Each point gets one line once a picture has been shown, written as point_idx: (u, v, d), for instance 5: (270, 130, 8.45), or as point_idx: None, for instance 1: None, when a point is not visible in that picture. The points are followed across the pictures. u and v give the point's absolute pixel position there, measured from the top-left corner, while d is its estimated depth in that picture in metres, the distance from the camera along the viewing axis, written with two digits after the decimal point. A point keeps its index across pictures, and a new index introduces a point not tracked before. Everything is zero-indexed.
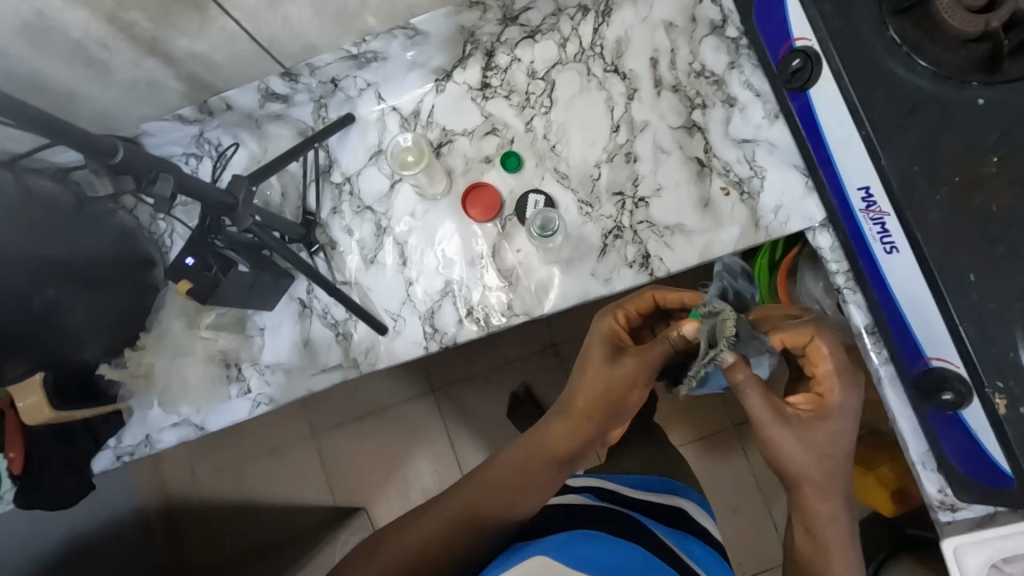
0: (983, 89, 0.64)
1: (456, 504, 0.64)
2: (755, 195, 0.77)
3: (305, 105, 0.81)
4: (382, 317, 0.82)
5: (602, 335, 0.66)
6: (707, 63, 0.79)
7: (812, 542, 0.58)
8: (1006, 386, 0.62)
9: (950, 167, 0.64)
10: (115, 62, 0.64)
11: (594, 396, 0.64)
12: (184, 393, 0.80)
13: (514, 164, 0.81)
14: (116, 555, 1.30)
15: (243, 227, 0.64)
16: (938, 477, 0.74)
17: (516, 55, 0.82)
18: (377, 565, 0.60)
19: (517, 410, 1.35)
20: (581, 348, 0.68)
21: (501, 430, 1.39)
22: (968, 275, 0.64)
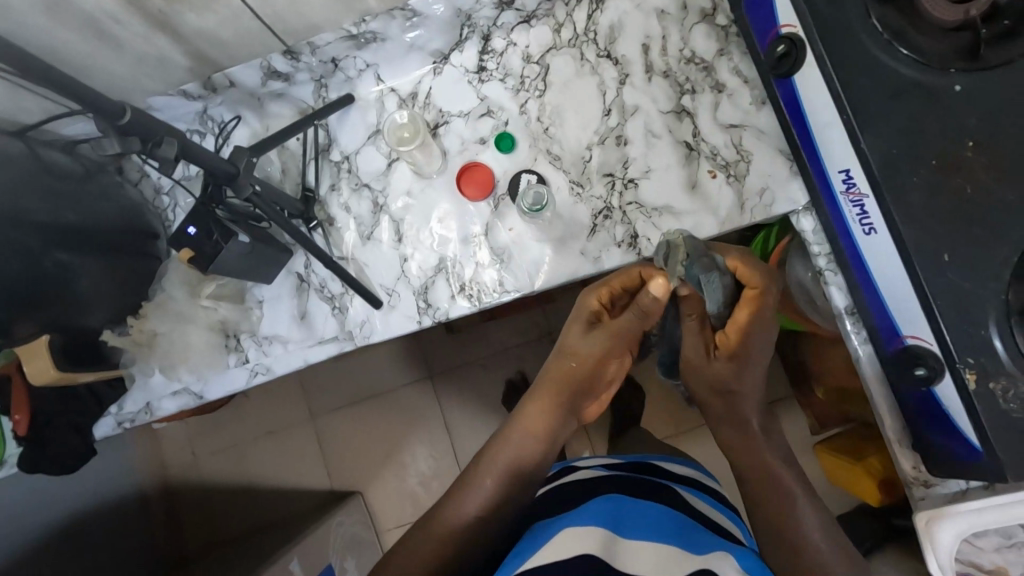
0: (962, 75, 0.65)
1: (480, 484, 0.68)
2: (742, 178, 0.80)
3: (306, 84, 0.84)
4: (378, 292, 0.84)
5: (582, 314, 0.75)
6: (698, 50, 0.82)
7: (752, 455, 0.73)
8: (977, 362, 0.64)
9: (929, 150, 0.66)
10: (125, 35, 0.67)
11: (575, 368, 0.73)
12: (184, 358, 0.82)
13: (508, 145, 0.84)
14: (116, 527, 1.32)
15: (244, 196, 0.66)
16: (914, 453, 0.77)
17: (511, 40, 0.84)
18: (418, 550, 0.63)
19: (512, 396, 1.38)
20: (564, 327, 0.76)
21: (495, 415, 1.42)
22: (943, 256, 0.65)
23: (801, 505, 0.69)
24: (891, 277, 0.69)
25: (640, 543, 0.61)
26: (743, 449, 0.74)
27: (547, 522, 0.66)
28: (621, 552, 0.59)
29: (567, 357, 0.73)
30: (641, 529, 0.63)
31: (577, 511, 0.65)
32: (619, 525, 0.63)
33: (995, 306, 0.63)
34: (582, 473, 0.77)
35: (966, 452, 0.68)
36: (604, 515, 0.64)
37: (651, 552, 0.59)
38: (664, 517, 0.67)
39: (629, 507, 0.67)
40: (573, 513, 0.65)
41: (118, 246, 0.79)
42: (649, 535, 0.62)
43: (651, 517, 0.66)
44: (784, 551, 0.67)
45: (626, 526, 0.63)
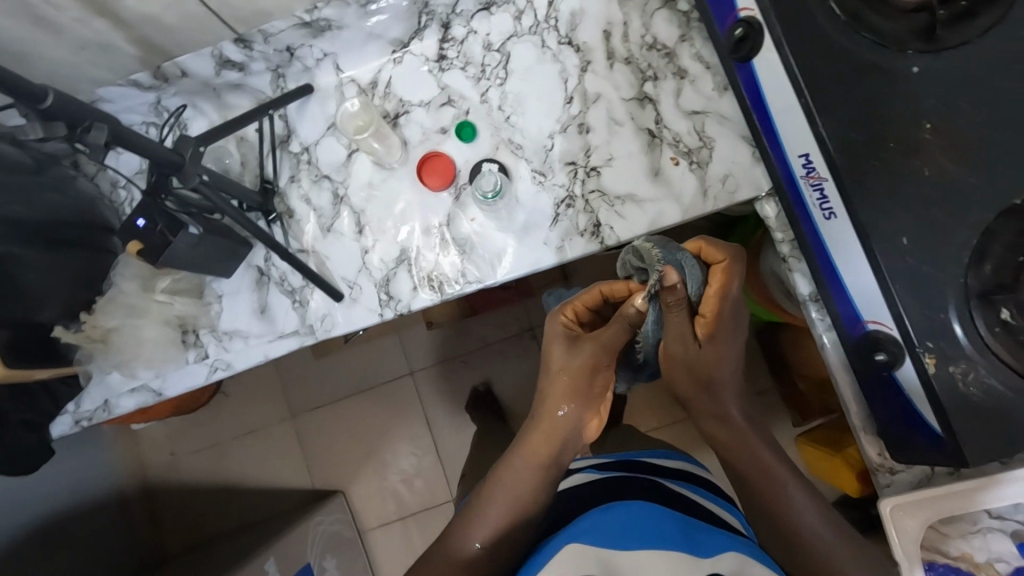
0: (919, 57, 0.65)
1: (490, 519, 0.69)
2: (704, 164, 0.79)
3: (263, 75, 0.83)
4: (339, 284, 0.83)
5: (558, 333, 0.71)
6: (659, 36, 0.81)
7: (739, 448, 0.71)
8: (936, 346, 0.63)
9: (886, 133, 0.65)
10: (63, 21, 0.65)
11: (567, 389, 0.69)
12: (138, 354, 0.79)
13: (469, 134, 0.83)
14: (96, 526, 1.30)
15: (191, 185, 0.65)
16: (878, 440, 0.76)
17: (471, 27, 0.83)
18: None
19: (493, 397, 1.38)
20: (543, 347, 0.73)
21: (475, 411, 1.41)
22: (901, 240, 0.64)
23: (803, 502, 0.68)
24: (852, 262, 0.68)
25: (640, 553, 0.59)
26: (733, 444, 0.71)
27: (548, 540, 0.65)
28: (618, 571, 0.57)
29: (556, 381, 0.70)
30: (639, 535, 0.61)
31: (574, 528, 0.64)
32: (617, 538, 0.61)
33: (954, 288, 0.63)
34: (574, 481, 0.77)
35: (927, 437, 0.67)
36: (598, 530, 0.62)
37: (651, 562, 0.58)
38: (664, 516, 0.65)
39: (626, 512, 0.65)
40: (569, 531, 0.64)
41: (63, 237, 0.78)
42: (649, 541, 0.61)
43: (649, 519, 0.64)
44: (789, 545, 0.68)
45: (624, 535, 0.62)
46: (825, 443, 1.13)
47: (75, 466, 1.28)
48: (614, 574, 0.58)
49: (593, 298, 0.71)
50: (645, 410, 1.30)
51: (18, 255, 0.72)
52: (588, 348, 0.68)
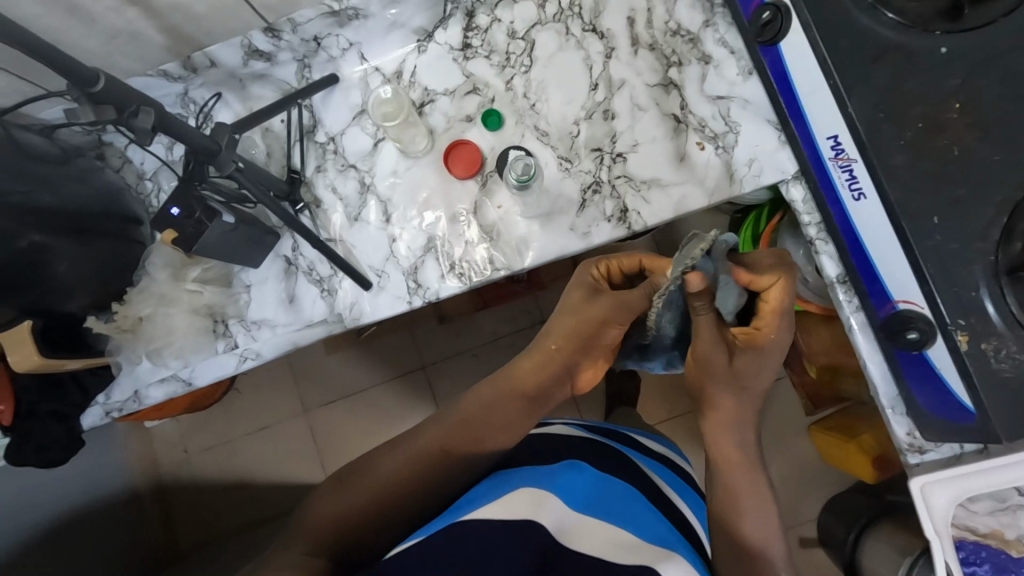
0: (946, 37, 0.65)
1: (425, 439, 0.68)
2: (730, 149, 0.79)
3: (289, 65, 0.84)
4: (367, 273, 0.83)
5: (584, 281, 0.75)
6: (683, 22, 0.81)
7: (727, 488, 0.68)
8: (968, 323, 0.64)
9: (914, 113, 0.66)
10: (97, 10, 0.66)
11: (567, 332, 0.71)
12: (169, 342, 0.80)
13: (495, 122, 0.83)
14: (111, 523, 1.30)
15: (226, 173, 0.65)
16: (907, 420, 0.75)
17: (495, 16, 0.83)
18: (354, 496, 0.64)
19: None
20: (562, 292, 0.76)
21: None
22: (931, 218, 0.65)
23: (763, 544, 0.65)
24: (881, 242, 0.69)
25: (592, 520, 0.59)
26: (724, 488, 0.68)
27: (505, 474, 0.65)
28: (571, 527, 0.57)
29: (560, 321, 0.72)
30: (592, 505, 0.62)
31: (538, 473, 0.64)
32: (573, 496, 0.61)
33: (982, 265, 0.64)
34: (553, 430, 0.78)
35: (957, 414, 0.68)
36: (559, 483, 0.62)
37: (601, 534, 0.58)
38: (622, 496, 0.66)
39: (588, 478, 0.66)
40: (529, 475, 0.63)
41: (92, 226, 0.77)
42: (599, 514, 0.61)
43: (609, 497, 0.65)
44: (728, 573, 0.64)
45: (581, 499, 0.62)
46: (844, 431, 1.13)
47: (91, 462, 1.27)
48: (568, 525, 0.57)
49: (632, 264, 0.76)
50: (662, 401, 1.30)
51: (52, 247, 0.71)
52: (602, 299, 0.71)
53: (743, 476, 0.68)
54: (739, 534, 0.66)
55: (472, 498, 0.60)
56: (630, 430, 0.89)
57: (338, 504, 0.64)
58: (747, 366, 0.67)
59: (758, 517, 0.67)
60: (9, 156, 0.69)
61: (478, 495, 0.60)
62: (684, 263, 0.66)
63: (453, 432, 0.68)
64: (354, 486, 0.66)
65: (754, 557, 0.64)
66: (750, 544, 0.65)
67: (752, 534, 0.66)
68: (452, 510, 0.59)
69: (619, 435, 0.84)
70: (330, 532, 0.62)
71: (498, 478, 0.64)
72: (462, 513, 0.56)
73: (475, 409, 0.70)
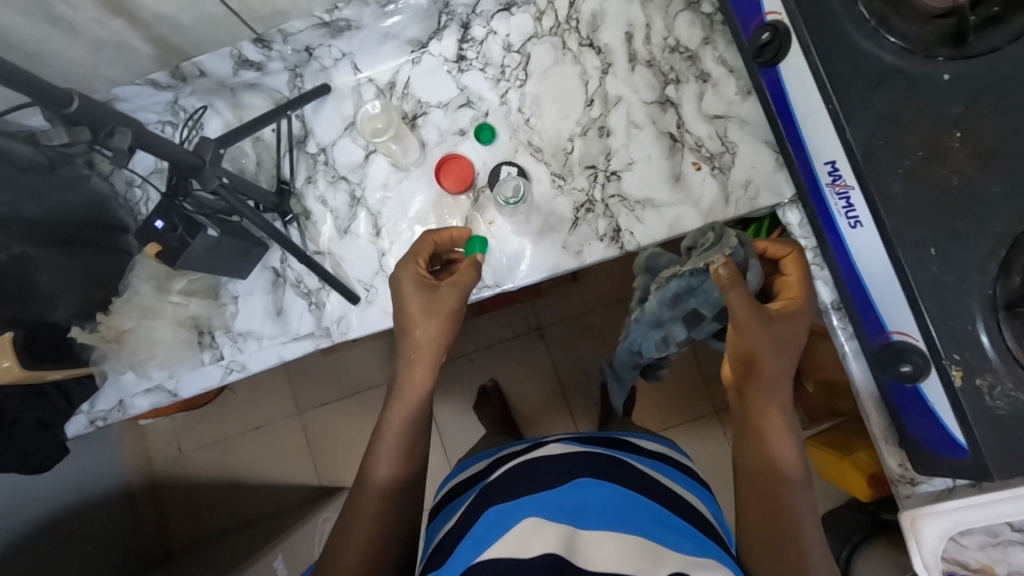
0: (949, 63, 0.62)
1: (371, 484, 0.63)
2: (726, 170, 0.78)
3: (280, 74, 0.83)
4: (355, 287, 0.82)
5: (415, 277, 0.68)
6: (682, 38, 0.79)
7: (748, 429, 0.64)
8: (963, 358, 0.61)
9: (911, 141, 0.63)
10: (80, 21, 0.65)
11: (431, 333, 0.67)
12: (152, 355, 0.79)
13: (488, 136, 0.82)
14: (102, 523, 1.30)
15: (210, 188, 0.64)
16: (899, 451, 0.75)
17: (491, 28, 0.82)
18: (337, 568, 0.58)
19: (482, 402, 1.29)
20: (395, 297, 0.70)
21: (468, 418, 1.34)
22: (928, 249, 0.62)
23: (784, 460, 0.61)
24: (877, 273, 0.67)
25: (602, 534, 0.59)
26: (761, 431, 0.62)
27: (507, 504, 0.63)
28: (580, 548, 0.57)
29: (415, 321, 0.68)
30: (599, 518, 0.61)
31: (536, 499, 0.62)
32: (576, 517, 0.60)
33: (980, 299, 0.61)
34: (551, 446, 0.74)
35: (951, 450, 0.66)
36: (560, 505, 0.61)
37: (616, 545, 0.57)
38: (628, 502, 0.64)
39: (593, 491, 0.64)
40: (531, 500, 0.62)
41: (79, 236, 0.77)
42: (608, 526, 0.60)
43: (617, 506, 0.63)
44: (757, 530, 0.58)
45: (586, 515, 0.61)
46: (840, 446, 1.10)
47: (83, 464, 1.28)
48: (574, 548, 0.56)
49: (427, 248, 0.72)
50: (654, 413, 1.29)
51: (35, 258, 0.72)
52: (415, 296, 0.67)
53: (768, 407, 0.63)
54: (771, 476, 0.60)
55: (479, 538, 0.59)
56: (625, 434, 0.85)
57: (351, 533, 0.60)
58: (787, 332, 0.63)
59: (785, 445, 0.62)
60: None
61: (486, 534, 0.59)
62: (722, 249, 0.64)
63: (399, 447, 0.65)
64: (338, 546, 0.60)
65: (784, 498, 0.59)
66: (782, 484, 0.60)
67: (788, 473, 0.60)
68: (462, 556, 0.58)
69: (613, 442, 0.81)
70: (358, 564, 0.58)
71: (502, 507, 0.62)
72: (474, 557, 0.57)
73: (410, 419, 0.67)
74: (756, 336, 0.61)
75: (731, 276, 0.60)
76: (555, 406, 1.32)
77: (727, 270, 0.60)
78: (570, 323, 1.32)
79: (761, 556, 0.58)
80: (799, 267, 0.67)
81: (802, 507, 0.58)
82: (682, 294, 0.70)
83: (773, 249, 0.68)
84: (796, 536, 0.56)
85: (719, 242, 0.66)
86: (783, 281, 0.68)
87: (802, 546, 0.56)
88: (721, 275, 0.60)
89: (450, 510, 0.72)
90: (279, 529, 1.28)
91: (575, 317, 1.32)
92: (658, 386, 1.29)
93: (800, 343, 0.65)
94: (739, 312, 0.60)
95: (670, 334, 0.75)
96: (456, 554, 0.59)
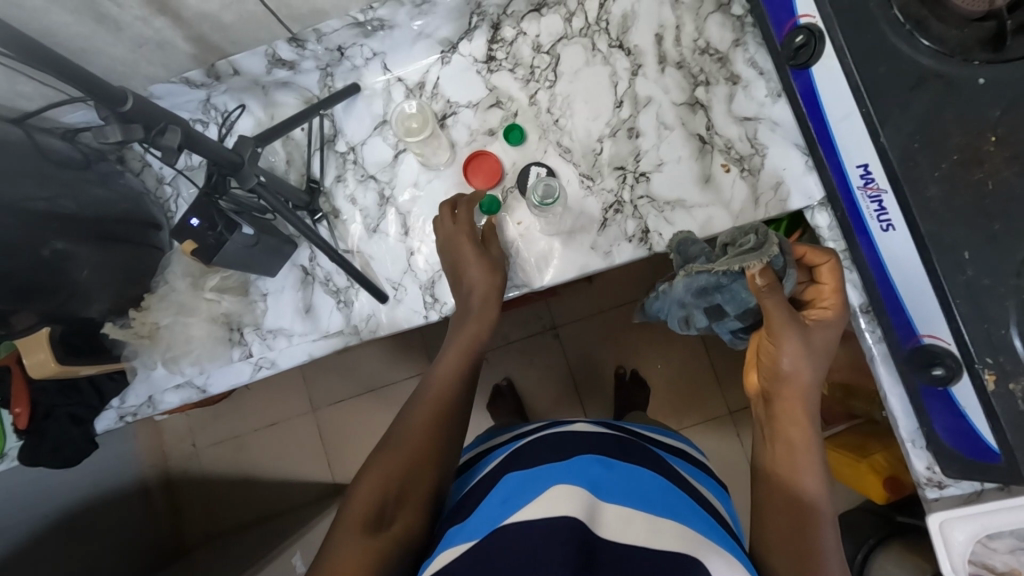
0: (986, 67, 0.61)
1: (422, 412, 0.64)
2: (756, 172, 0.78)
3: (312, 73, 0.84)
4: (384, 285, 0.83)
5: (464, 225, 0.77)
6: (712, 40, 0.80)
7: (774, 444, 0.63)
8: (996, 362, 0.60)
9: (949, 144, 0.62)
10: (124, 19, 0.66)
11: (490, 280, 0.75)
12: (187, 351, 0.80)
13: (518, 137, 0.82)
14: (119, 517, 1.31)
15: (248, 186, 0.66)
16: (927, 454, 0.75)
17: (521, 28, 0.83)
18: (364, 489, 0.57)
19: (496, 402, 1.29)
20: (453, 253, 0.77)
21: (483, 417, 1.35)
22: (963, 253, 0.62)
23: (815, 486, 0.59)
24: (908, 276, 0.67)
25: (622, 508, 0.56)
26: (785, 446, 0.62)
27: (533, 471, 0.60)
28: (608, 518, 0.54)
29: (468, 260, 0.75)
30: (616, 493, 0.58)
31: (559, 466, 0.60)
32: (600, 486, 0.58)
33: (1015, 302, 0.59)
34: (575, 427, 0.71)
35: (984, 453, 0.66)
36: (589, 475, 0.59)
37: (637, 522, 0.54)
38: (649, 482, 0.62)
39: (618, 471, 0.62)
40: (558, 468, 0.60)
41: (116, 233, 0.77)
42: (626, 502, 0.57)
43: (638, 485, 0.61)
44: (773, 550, 0.57)
45: (612, 490, 0.58)
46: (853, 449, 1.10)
47: (104, 456, 1.29)
48: (599, 515, 0.54)
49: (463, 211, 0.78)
50: (671, 412, 1.29)
51: (76, 254, 0.71)
52: (475, 258, 0.75)
53: (796, 423, 0.62)
54: (792, 489, 0.59)
55: (508, 498, 0.57)
56: (642, 427, 0.82)
57: (357, 498, 0.57)
58: (819, 341, 0.63)
59: (812, 468, 0.60)
60: (33, 160, 0.70)
61: (516, 495, 0.57)
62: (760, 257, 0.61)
63: (428, 427, 0.63)
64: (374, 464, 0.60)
65: (805, 516, 0.58)
66: (803, 501, 0.59)
67: (806, 488, 0.59)
68: (489, 516, 0.55)
69: (636, 432, 0.78)
70: (359, 523, 0.54)
71: (524, 473, 0.60)
72: (503, 518, 0.54)
73: (451, 387, 0.67)
74: (789, 347, 0.61)
75: (771, 286, 0.59)
76: (570, 405, 1.32)
77: (765, 278, 0.60)
78: (586, 324, 1.32)
79: (775, 555, 0.57)
80: (836, 275, 0.67)
81: (822, 523, 0.58)
82: (710, 288, 0.67)
83: (811, 256, 0.68)
84: (811, 551, 0.55)
85: (760, 246, 0.63)
86: (817, 290, 0.68)
87: (815, 559, 0.55)
88: (760, 284, 0.60)
89: (469, 476, 0.70)
90: (292, 527, 1.28)
91: (591, 318, 1.32)
92: (675, 386, 1.29)
93: (828, 356, 0.65)
94: (774, 319, 0.60)
95: (692, 318, 0.73)
96: (479, 513, 0.57)
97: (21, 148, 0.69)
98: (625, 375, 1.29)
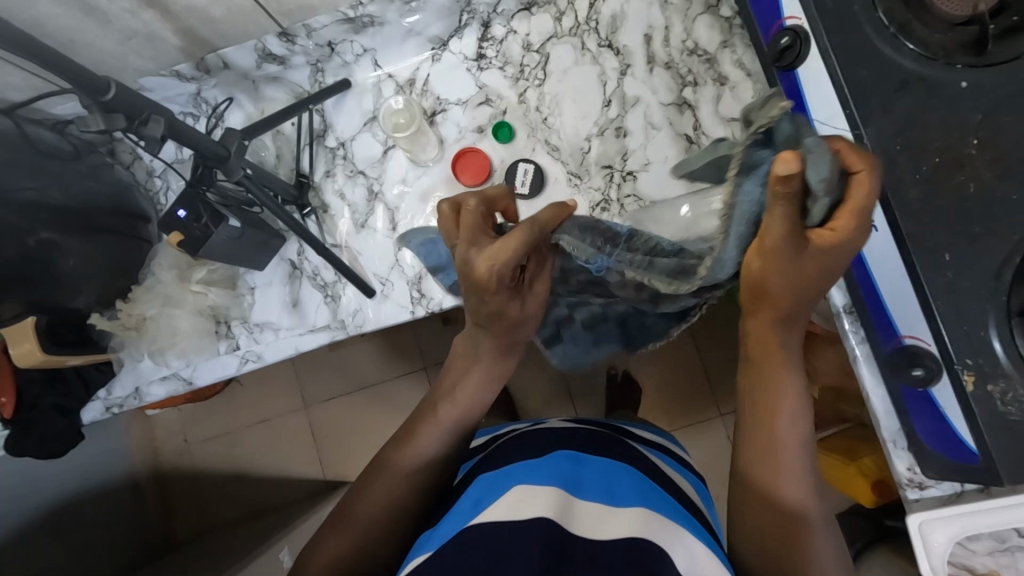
0: (968, 72, 0.62)
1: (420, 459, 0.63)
2: None
3: (302, 69, 0.85)
4: (371, 281, 0.83)
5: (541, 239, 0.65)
6: (700, 41, 0.79)
7: (770, 411, 0.55)
8: (975, 363, 0.61)
9: (931, 147, 0.63)
10: (113, 11, 0.67)
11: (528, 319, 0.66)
12: (173, 343, 0.80)
13: (506, 134, 0.83)
14: (108, 510, 1.31)
15: (235, 178, 0.66)
16: (908, 455, 0.74)
17: (511, 27, 0.83)
18: (353, 535, 0.57)
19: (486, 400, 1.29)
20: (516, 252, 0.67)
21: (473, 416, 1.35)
22: (943, 255, 0.62)
23: (797, 489, 0.54)
24: (893, 277, 0.66)
25: (597, 506, 0.56)
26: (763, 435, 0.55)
27: (503, 469, 0.61)
28: (582, 515, 0.54)
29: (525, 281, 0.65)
30: (591, 490, 0.58)
31: (534, 463, 0.60)
32: (575, 484, 0.58)
33: (995, 306, 0.60)
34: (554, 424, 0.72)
35: (963, 454, 0.65)
36: (562, 473, 0.59)
37: (612, 518, 0.55)
38: (623, 475, 0.62)
39: (593, 468, 0.62)
40: (532, 466, 0.60)
41: (105, 224, 0.78)
42: (602, 499, 0.57)
43: (612, 478, 0.61)
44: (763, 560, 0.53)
45: (584, 487, 0.59)
46: (843, 453, 1.10)
47: (94, 448, 1.30)
48: (573, 511, 0.54)
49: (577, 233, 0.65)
50: (661, 413, 1.29)
51: (61, 243, 0.72)
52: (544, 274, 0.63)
53: (775, 371, 0.55)
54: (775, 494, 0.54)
55: (480, 499, 0.57)
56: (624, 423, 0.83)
57: (328, 540, 0.57)
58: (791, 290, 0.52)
59: (794, 463, 0.54)
60: (20, 151, 0.70)
61: (486, 495, 0.57)
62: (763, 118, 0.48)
63: (405, 484, 0.61)
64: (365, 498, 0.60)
65: (794, 527, 0.52)
66: (789, 510, 0.53)
67: (787, 491, 0.54)
68: (461, 515, 0.55)
69: (618, 428, 0.78)
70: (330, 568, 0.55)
71: (496, 473, 0.60)
72: (471, 517, 0.54)
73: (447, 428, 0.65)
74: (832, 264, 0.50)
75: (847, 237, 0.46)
76: (560, 405, 1.32)
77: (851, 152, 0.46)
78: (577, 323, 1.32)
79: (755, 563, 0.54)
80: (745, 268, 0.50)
81: (804, 494, 0.54)
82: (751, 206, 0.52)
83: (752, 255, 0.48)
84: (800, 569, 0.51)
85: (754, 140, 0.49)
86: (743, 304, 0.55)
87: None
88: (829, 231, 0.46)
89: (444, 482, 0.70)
90: (282, 521, 1.28)
91: None
92: (665, 387, 1.29)
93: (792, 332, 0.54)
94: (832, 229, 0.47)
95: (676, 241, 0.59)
96: (448, 517, 0.57)
97: (9, 138, 0.70)
98: (618, 376, 1.27)
